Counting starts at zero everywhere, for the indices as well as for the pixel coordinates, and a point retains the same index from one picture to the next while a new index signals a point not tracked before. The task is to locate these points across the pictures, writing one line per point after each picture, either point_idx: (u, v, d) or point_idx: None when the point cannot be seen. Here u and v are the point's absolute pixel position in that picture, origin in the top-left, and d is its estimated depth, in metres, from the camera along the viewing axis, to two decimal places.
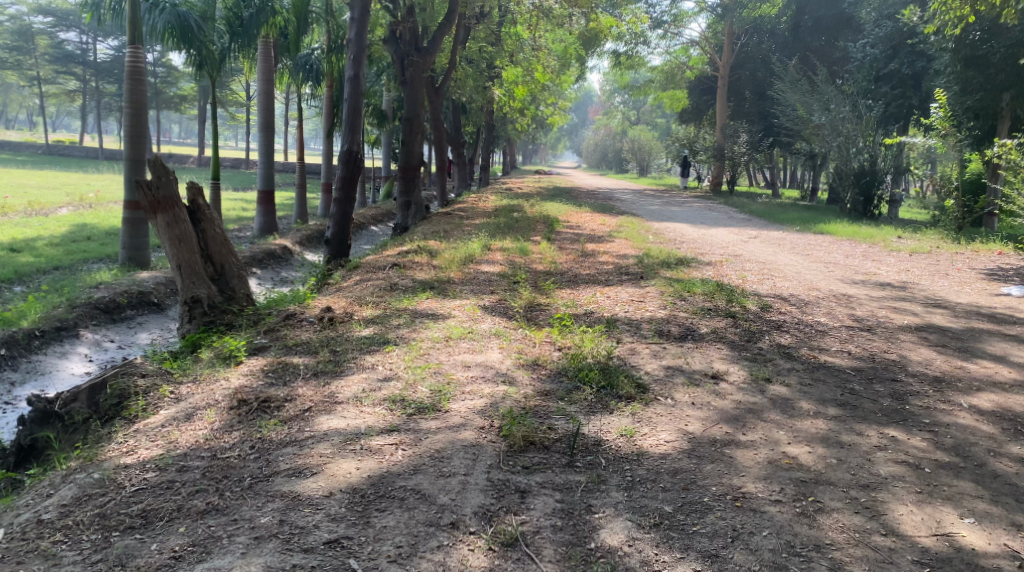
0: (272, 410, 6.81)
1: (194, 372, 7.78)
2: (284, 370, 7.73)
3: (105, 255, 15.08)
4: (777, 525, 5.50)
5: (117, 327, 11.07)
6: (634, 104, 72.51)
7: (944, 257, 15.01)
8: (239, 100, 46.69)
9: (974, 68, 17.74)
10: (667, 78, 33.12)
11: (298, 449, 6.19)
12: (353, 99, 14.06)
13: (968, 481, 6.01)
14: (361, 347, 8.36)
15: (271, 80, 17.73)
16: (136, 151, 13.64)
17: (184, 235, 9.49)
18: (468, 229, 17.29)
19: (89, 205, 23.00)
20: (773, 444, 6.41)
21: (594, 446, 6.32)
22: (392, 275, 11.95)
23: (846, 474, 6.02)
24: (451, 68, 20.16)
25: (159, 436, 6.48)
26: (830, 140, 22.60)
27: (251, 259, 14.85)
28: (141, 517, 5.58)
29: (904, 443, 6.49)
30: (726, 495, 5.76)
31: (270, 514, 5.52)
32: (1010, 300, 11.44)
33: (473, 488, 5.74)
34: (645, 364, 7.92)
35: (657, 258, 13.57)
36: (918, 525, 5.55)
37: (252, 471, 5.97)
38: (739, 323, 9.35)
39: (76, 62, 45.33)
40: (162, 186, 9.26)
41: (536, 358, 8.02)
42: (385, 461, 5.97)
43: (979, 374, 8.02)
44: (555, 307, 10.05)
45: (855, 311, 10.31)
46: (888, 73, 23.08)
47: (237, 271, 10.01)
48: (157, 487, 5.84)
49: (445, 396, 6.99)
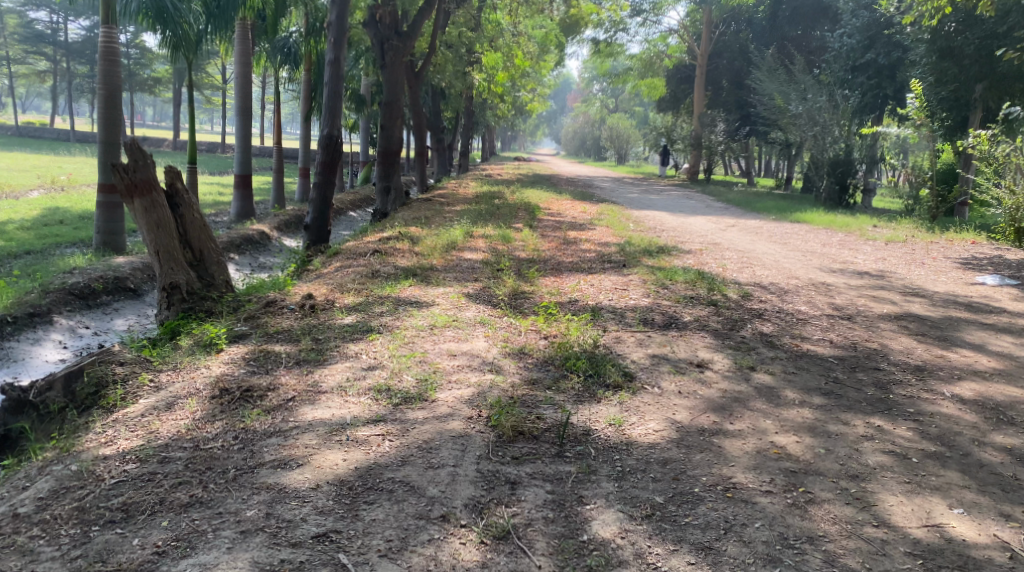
0: (254, 399, 6.69)
1: (174, 360, 7.61)
2: (265, 359, 7.62)
3: (79, 239, 14.82)
4: (769, 516, 5.47)
5: (93, 313, 10.89)
6: (612, 91, 72.02)
7: (919, 246, 15.12)
8: (214, 83, 46.20)
9: (949, 59, 17.84)
10: (645, 66, 32.30)
11: (283, 439, 6.07)
12: (333, 82, 13.86)
13: (954, 470, 6.01)
14: (344, 335, 8.27)
15: (249, 63, 17.58)
16: (110, 134, 13.40)
17: (162, 221, 9.30)
18: (449, 216, 17.15)
19: (60, 188, 22.62)
20: (761, 434, 6.38)
21: (584, 435, 6.26)
22: (374, 262, 11.84)
23: (834, 464, 6.01)
24: (431, 54, 19.92)
25: (139, 427, 6.32)
26: (807, 130, 22.72)
27: (228, 244, 14.65)
28: (121, 510, 5.43)
29: (891, 432, 6.49)
30: (717, 485, 5.73)
31: (256, 507, 5.41)
32: (985, 289, 11.51)
33: (463, 480, 5.66)
34: (631, 353, 7.87)
35: (638, 246, 13.54)
36: (909, 516, 5.53)
37: (236, 462, 5.84)
38: (722, 311, 9.34)
39: (46, 42, 44.44)
40: (140, 170, 9.10)
41: (522, 346, 7.95)
42: (373, 452, 5.88)
43: (960, 363, 8.04)
44: (539, 295, 9.98)
45: (834, 300, 10.35)
46: (865, 63, 23.20)
47: (216, 258, 9.87)
48: (138, 479, 5.69)
49: (432, 385, 6.92)
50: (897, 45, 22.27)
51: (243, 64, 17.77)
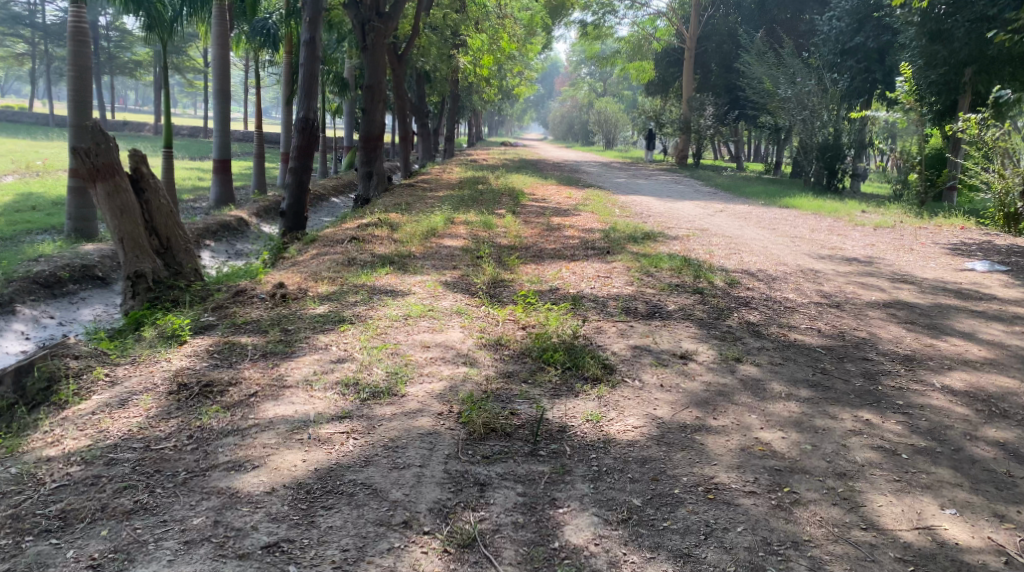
0: (214, 395, 6.38)
1: (133, 353, 7.27)
2: (230, 352, 7.29)
3: (51, 225, 14.43)
4: (753, 519, 5.19)
5: (58, 303, 10.51)
6: (600, 74, 71.50)
7: (908, 232, 14.88)
8: (196, 66, 45.60)
9: (939, 42, 17.56)
10: (634, 48, 32.50)
11: (240, 439, 5.76)
12: (310, 63, 13.45)
13: (945, 467, 5.75)
14: (314, 325, 7.94)
15: (226, 45, 17.05)
16: (79, 117, 12.94)
17: (126, 206, 8.94)
18: (431, 202, 16.79)
19: (35, 173, 22.13)
20: (746, 430, 6.11)
21: (559, 432, 5.98)
22: (351, 249, 11.50)
23: (821, 461, 5.74)
24: (414, 35, 19.38)
25: (88, 426, 6.00)
26: (795, 114, 22.43)
27: (204, 230, 14.24)
28: (59, 518, 5.11)
29: (879, 427, 6.22)
30: (698, 486, 5.45)
31: (203, 514, 5.10)
32: (975, 276, 11.26)
33: (429, 481, 5.36)
34: (612, 344, 7.58)
35: (624, 232, 13.23)
36: (899, 518, 5.25)
37: (188, 464, 5.52)
38: (707, 300, 9.06)
39: (24, 24, 43.89)
40: (102, 153, 8.74)
41: (499, 337, 7.64)
42: (335, 452, 5.58)
43: (949, 352, 7.79)
44: (520, 284, 9.66)
45: (822, 286, 10.08)
46: (853, 47, 23.00)
47: (184, 246, 9.51)
48: (81, 483, 5.37)
49: (402, 379, 6.61)
50: (885, 28, 22.17)
51: (221, 46, 17.22)
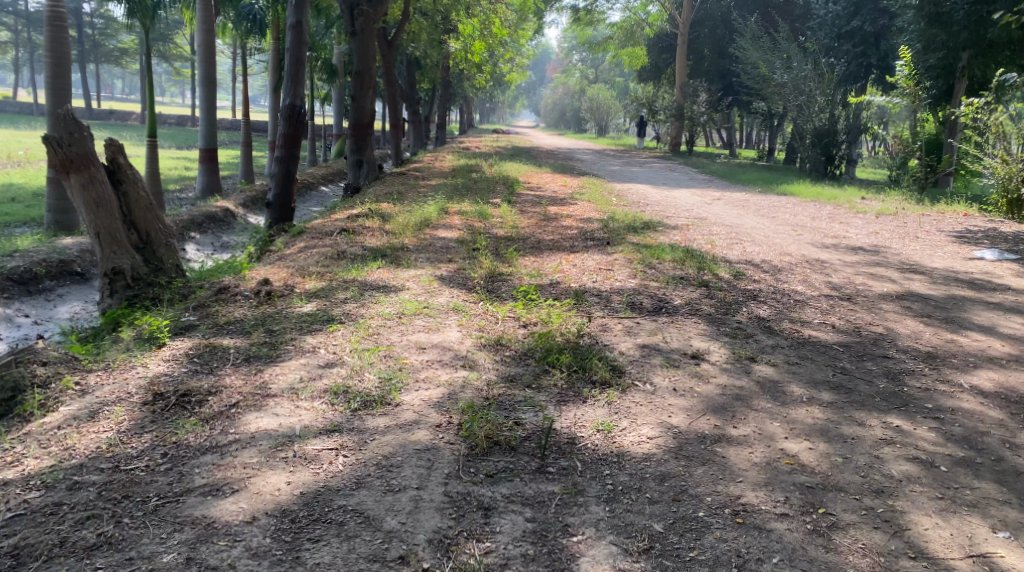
0: (191, 406, 5.86)
1: (107, 357, 6.72)
2: (210, 355, 6.76)
3: (30, 218, 13.83)
4: (788, 548, 4.71)
5: (33, 301, 9.94)
6: (591, 60, 70.95)
7: (911, 219, 14.38)
8: (183, 53, 44.69)
9: (938, 26, 16.96)
10: (627, 35, 31.92)
11: (219, 457, 5.25)
12: (297, 47, 12.84)
13: (990, 481, 5.26)
14: (301, 325, 7.40)
15: (211, 30, 16.28)
16: (56, 103, 12.27)
17: (102, 199, 8.35)
18: (423, 191, 16.22)
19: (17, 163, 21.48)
20: (769, 440, 5.61)
21: (570, 445, 5.47)
22: (340, 241, 10.97)
23: (855, 476, 5.26)
24: (405, 22, 18.47)
25: (52, 442, 5.47)
26: (791, 99, 21.83)
27: (189, 222, 13.66)
28: (11, 556, 4.59)
29: (912, 435, 5.74)
30: (724, 508, 4.96)
31: (175, 549, 4.59)
32: (985, 265, 10.77)
33: (428, 507, 4.87)
34: (618, 343, 7.07)
35: (622, 221, 12.70)
36: (949, 544, 4.78)
37: (160, 488, 5.01)
38: (714, 294, 8.55)
39: (7, 12, 42.73)
40: (75, 143, 8.16)
41: (499, 337, 7.10)
42: (323, 473, 5.09)
43: (972, 349, 7.30)
44: (517, 279, 9.10)
45: (831, 278, 9.59)
46: (850, 31, 22.50)
47: (164, 240, 8.90)
48: (39, 513, 4.85)
49: (395, 387, 6.08)
50: (883, 12, 21.65)
51: (206, 32, 16.45)
